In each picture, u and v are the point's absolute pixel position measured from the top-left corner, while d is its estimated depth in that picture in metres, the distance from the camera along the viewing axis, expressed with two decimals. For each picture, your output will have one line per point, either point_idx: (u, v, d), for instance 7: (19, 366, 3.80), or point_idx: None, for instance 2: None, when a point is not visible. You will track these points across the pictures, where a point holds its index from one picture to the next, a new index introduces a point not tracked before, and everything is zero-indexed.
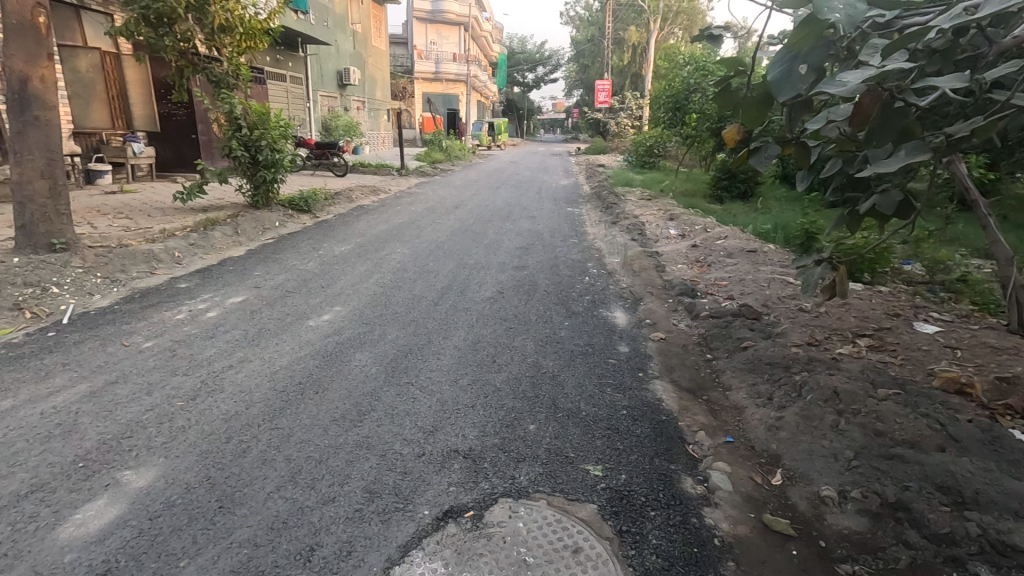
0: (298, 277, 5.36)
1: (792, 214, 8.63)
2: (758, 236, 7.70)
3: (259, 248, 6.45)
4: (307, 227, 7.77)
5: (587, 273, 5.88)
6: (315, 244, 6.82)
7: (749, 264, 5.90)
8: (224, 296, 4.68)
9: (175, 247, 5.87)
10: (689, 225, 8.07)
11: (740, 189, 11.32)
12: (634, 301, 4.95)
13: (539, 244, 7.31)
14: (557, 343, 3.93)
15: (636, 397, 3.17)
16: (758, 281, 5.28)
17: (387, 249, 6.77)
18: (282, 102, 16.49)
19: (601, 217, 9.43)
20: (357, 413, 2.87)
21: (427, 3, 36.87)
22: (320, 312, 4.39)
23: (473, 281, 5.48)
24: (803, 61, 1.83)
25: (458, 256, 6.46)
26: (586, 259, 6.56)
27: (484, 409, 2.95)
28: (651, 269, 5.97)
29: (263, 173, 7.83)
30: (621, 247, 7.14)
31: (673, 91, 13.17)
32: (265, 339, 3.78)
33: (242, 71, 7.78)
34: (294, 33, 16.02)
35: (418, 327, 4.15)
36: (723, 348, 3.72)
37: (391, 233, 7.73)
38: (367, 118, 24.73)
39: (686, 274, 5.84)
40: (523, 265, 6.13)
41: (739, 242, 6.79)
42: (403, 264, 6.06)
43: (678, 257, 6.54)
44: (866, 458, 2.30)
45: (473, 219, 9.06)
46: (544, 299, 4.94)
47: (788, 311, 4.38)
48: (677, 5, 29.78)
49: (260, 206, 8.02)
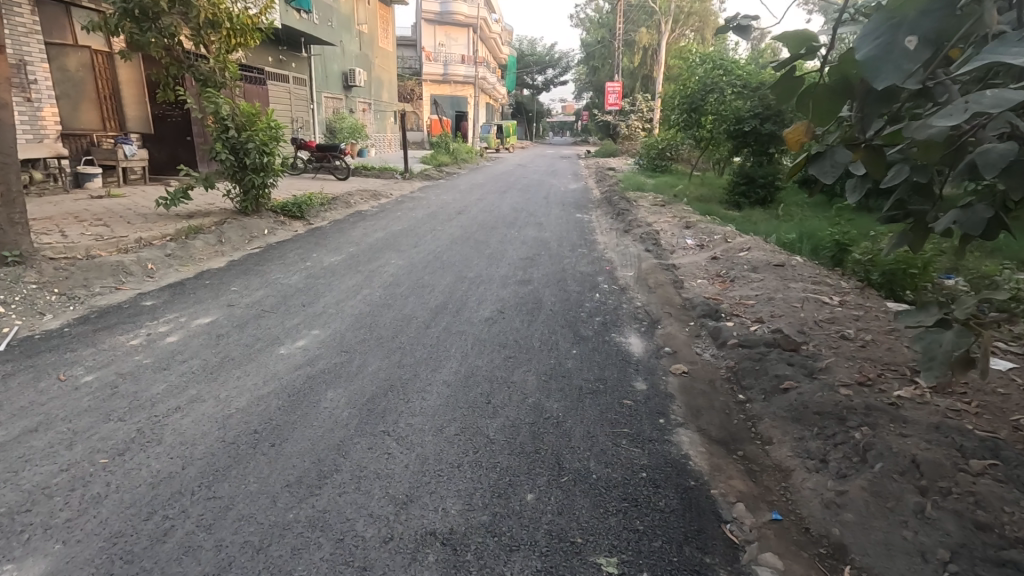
0: (279, 293, 4.88)
1: (818, 223, 8.06)
2: (783, 247, 7.13)
3: (243, 259, 5.98)
4: (298, 235, 7.30)
5: (597, 289, 5.35)
6: (305, 254, 6.35)
7: (777, 280, 5.33)
8: (191, 315, 4.19)
9: (150, 258, 5.42)
10: (707, 234, 7.51)
11: (759, 195, 10.73)
12: (650, 324, 4.41)
13: (546, 255, 6.78)
14: (563, 378, 3.39)
15: (657, 453, 2.63)
16: (790, 301, 4.72)
17: (383, 259, 6.28)
18: (284, 104, 16.10)
19: (612, 225, 8.88)
20: (317, 475, 2.36)
21: (435, 5, 36.54)
22: (295, 336, 3.88)
23: (472, 298, 4.97)
24: (909, 32, 1.28)
25: (457, 269, 5.96)
26: (596, 272, 6.01)
27: (473, 471, 2.43)
28: (668, 285, 5.43)
29: (252, 178, 7.37)
30: (634, 258, 6.60)
31: (687, 92, 12.59)
32: (226, 372, 3.28)
33: (230, 69, 7.31)
34: (296, 32, 15.60)
35: (404, 355, 3.64)
36: (757, 388, 3.16)
37: (387, 241, 7.25)
38: (373, 120, 24.36)
39: (708, 290, 5.29)
40: (527, 280, 5.61)
41: (764, 254, 6.22)
42: (396, 277, 5.56)
43: (697, 271, 5.98)
44: (968, 563, 1.75)
45: (477, 226, 8.57)
46: (549, 320, 4.41)
47: (829, 340, 3.81)
48: (689, 6, 29.15)
49: (250, 213, 7.57)
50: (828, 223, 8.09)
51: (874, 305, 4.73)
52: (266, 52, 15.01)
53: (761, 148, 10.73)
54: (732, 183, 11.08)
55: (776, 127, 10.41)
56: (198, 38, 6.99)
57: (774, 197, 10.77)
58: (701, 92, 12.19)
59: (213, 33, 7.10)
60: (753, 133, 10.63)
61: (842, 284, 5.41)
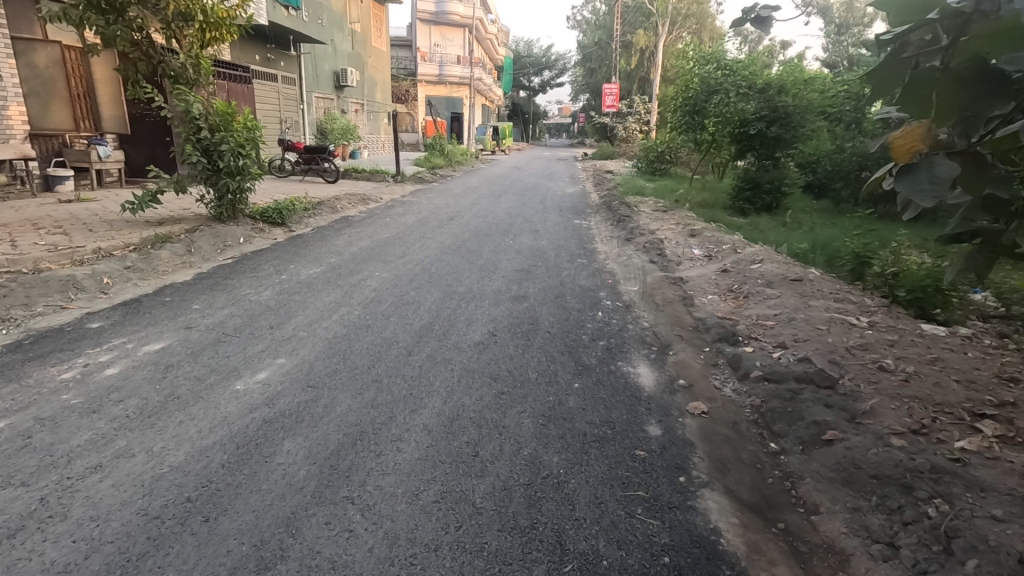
0: (246, 313, 4.38)
1: (831, 233, 7.62)
2: (796, 258, 6.69)
3: (212, 271, 5.48)
4: (277, 244, 6.80)
5: (600, 307, 4.87)
6: (281, 266, 5.84)
7: (795, 297, 4.87)
8: (141, 341, 3.68)
9: (106, 271, 4.91)
10: (714, 243, 7.04)
11: (765, 201, 10.29)
12: (660, 350, 3.94)
13: (543, 266, 6.30)
14: (563, 421, 2.90)
15: (680, 528, 2.14)
16: (814, 322, 4.25)
17: (366, 271, 5.79)
18: (272, 104, 15.59)
19: (613, 233, 8.41)
20: (256, 567, 1.87)
21: (430, 5, 36.09)
22: (254, 368, 3.38)
23: (461, 317, 4.49)
24: None
25: (446, 282, 5.48)
26: (598, 286, 5.53)
27: (454, 557, 1.95)
28: (678, 303, 4.97)
29: (227, 182, 6.86)
30: (638, 270, 6.14)
31: (689, 94, 12.16)
32: (166, 415, 2.77)
33: (204, 65, 6.80)
34: (285, 30, 15.11)
35: (380, 392, 3.15)
36: (794, 436, 2.68)
37: (373, 250, 6.77)
38: (366, 121, 23.85)
39: (721, 309, 4.82)
40: (522, 296, 5.12)
41: (779, 267, 5.77)
42: (379, 292, 5.08)
43: (707, 286, 5.51)
44: None
45: (470, 234, 8.09)
46: (546, 346, 3.93)
47: (866, 372, 3.34)
48: (687, 9, 28.76)
49: (225, 220, 7.05)
50: (841, 233, 7.66)
51: (907, 327, 4.27)
52: (252, 50, 14.54)
53: (767, 152, 10.30)
54: (736, 189, 10.66)
55: (783, 130, 9.99)
56: (169, 31, 6.50)
57: (780, 203, 10.33)
58: (704, 94, 11.75)
59: (187, 26, 6.61)
60: (758, 136, 10.21)
61: (866, 301, 4.95)
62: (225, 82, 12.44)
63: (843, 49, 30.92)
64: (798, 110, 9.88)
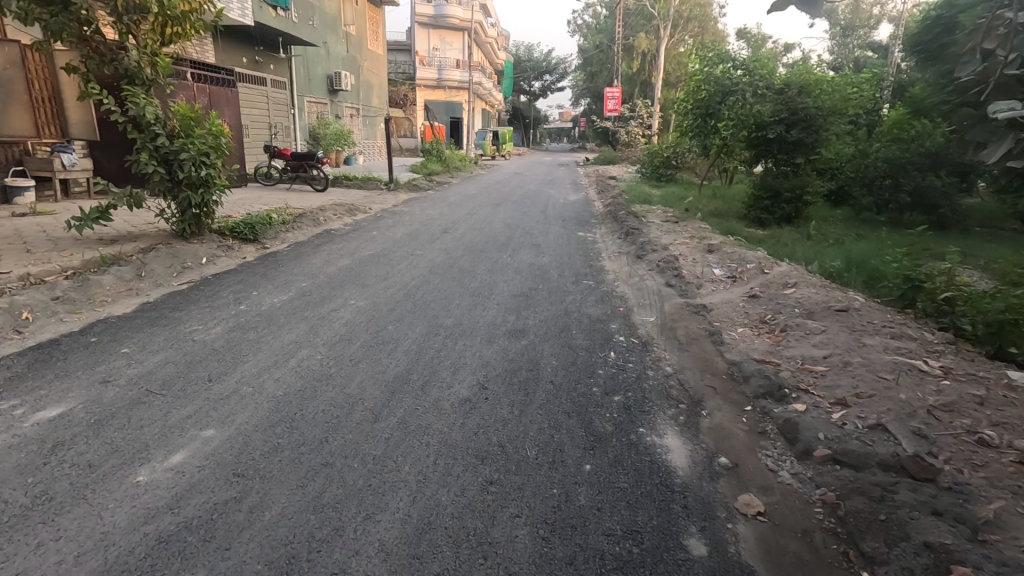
0: (184, 358, 3.60)
1: (865, 249, 6.87)
2: (830, 279, 5.92)
3: (161, 300, 4.72)
4: (245, 264, 6.05)
5: (611, 345, 4.10)
6: (243, 292, 5.08)
7: (843, 333, 4.11)
8: (36, 404, 2.91)
9: (27, 304, 4.14)
10: (736, 261, 6.28)
11: (785, 211, 9.52)
12: (691, 409, 3.17)
13: (544, 290, 5.54)
14: (572, 533, 2.14)
15: None
16: (876, 369, 3.48)
17: (341, 299, 5.02)
18: (260, 108, 14.89)
19: (621, 247, 7.65)
20: None
21: (429, 9, 35.51)
22: (169, 445, 2.60)
23: (447, 362, 3.72)
24: None
25: (432, 312, 4.72)
26: (607, 317, 4.77)
27: None
28: (704, 339, 4.21)
29: (189, 195, 6.09)
30: (652, 294, 5.39)
31: (700, 96, 11.36)
32: (22, 535, 1.99)
33: (162, 61, 6.02)
34: (273, 31, 14.41)
35: (328, 485, 2.37)
36: (898, 568, 1.91)
37: (354, 270, 6.02)
38: (361, 126, 23.18)
39: (756, 348, 4.04)
40: (520, 330, 4.35)
41: (816, 291, 4.99)
42: (352, 327, 4.31)
43: (735, 316, 4.74)
44: None
45: (463, 249, 7.35)
46: (548, 405, 3.16)
47: (965, 450, 2.56)
48: (689, 11, 28.14)
49: (188, 237, 6.29)
50: (876, 249, 6.89)
51: (989, 373, 3.50)
52: (238, 52, 13.92)
53: (787, 157, 9.48)
54: (754, 197, 9.93)
55: (804, 133, 9.14)
56: (122, 24, 5.77)
57: (801, 213, 9.57)
58: (716, 96, 11.02)
59: (143, 20, 5.90)
60: (777, 140, 9.40)
61: (927, 336, 4.18)
62: (208, 86, 11.52)
63: (848, 52, 30.55)
64: (821, 113, 9.02)
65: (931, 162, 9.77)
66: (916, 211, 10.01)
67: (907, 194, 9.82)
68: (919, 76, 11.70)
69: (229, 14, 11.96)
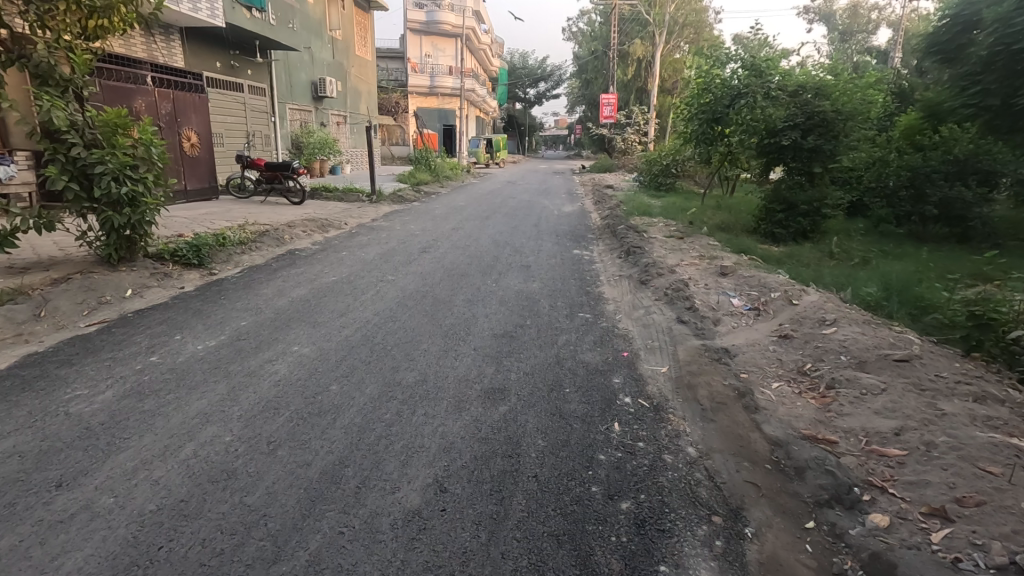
0: (41, 444, 2.66)
1: (902, 272, 6.01)
2: (868, 310, 5.04)
3: (54, 350, 3.78)
4: (181, 296, 5.13)
5: (614, 413, 3.20)
6: (164, 336, 4.15)
7: (909, 394, 3.22)
8: None
9: None
10: (756, 288, 5.41)
11: (801, 225, 8.65)
12: (730, 526, 2.28)
13: (533, 328, 4.63)
14: None
15: None
16: (972, 455, 2.59)
17: (282, 345, 4.08)
18: (235, 115, 14.01)
19: (621, 270, 6.75)
20: None
21: (421, 15, 34.77)
22: None
23: (398, 446, 2.79)
24: None
25: (393, 363, 3.82)
26: (609, 367, 3.87)
27: None
28: (733, 401, 3.32)
29: (111, 215, 5.14)
30: (660, 332, 4.52)
31: (703, 100, 10.53)
32: None
33: (79, 58, 5.03)
34: (248, 33, 13.54)
35: None
36: None
37: (310, 303, 5.11)
38: (348, 134, 22.33)
39: (801, 417, 3.15)
40: (499, 391, 3.44)
41: (862, 330, 4.10)
42: (286, 388, 3.37)
43: (766, 366, 3.84)
44: None
45: (442, 272, 6.46)
46: (530, 523, 2.25)
47: None
48: (684, 18, 27.39)
49: (115, 263, 5.36)
50: (913, 272, 6.04)
51: None
52: (210, 57, 13.07)
53: (802, 166, 8.61)
54: (766, 210, 9.09)
55: (822, 139, 8.27)
56: (32, 15, 4.83)
57: (819, 227, 8.70)
58: (723, 100, 10.17)
59: (56, 10, 4.93)
60: (791, 147, 8.54)
61: (1015, 395, 3.29)
62: (170, 91, 10.62)
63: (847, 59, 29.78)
64: (840, 117, 8.16)
65: (958, 171, 8.92)
66: (940, 223, 9.10)
67: (932, 205, 8.98)
68: (933, 79, 10.90)
69: (198, 15, 11.08)
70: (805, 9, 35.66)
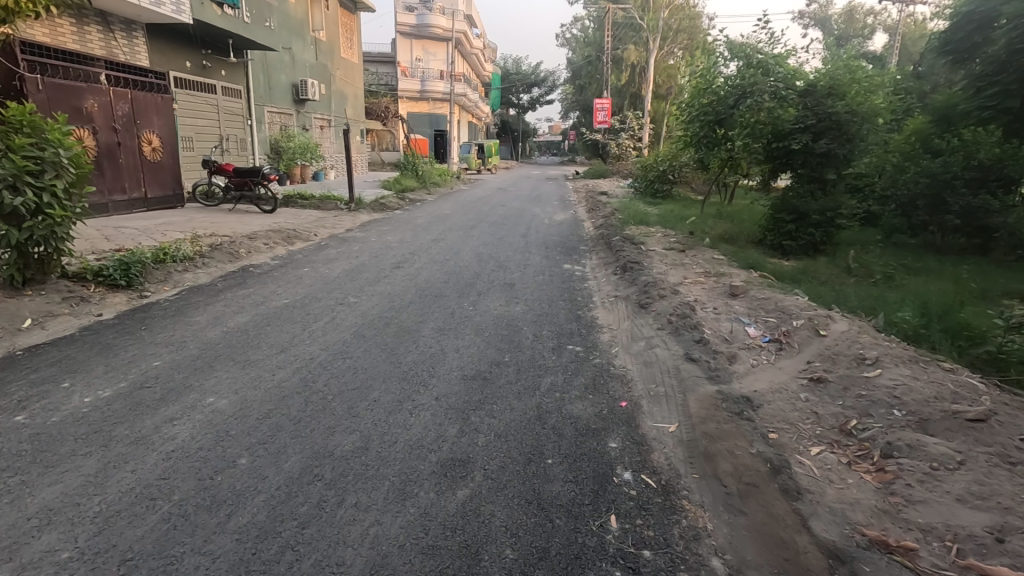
0: None
1: (938, 293, 5.25)
2: (907, 341, 4.26)
3: None
4: (94, 326, 4.30)
5: (610, 500, 2.39)
6: (47, 384, 3.31)
7: (998, 472, 2.42)
8: None
9: None
10: (777, 314, 4.62)
11: (812, 236, 7.90)
12: None
13: (512, 366, 3.83)
14: None
15: None
16: None
17: (194, 395, 3.26)
18: (206, 118, 13.19)
19: (617, 289, 5.97)
20: None
21: (411, 18, 34.03)
22: None
23: (306, 567, 1.97)
24: None
25: (331, 423, 2.99)
26: (604, 423, 3.07)
27: None
28: (769, 481, 2.52)
29: (8, 229, 4.29)
30: (666, 374, 3.72)
31: (704, 101, 9.81)
32: None
33: None
34: (219, 31, 12.71)
35: None
36: None
37: (248, 334, 4.28)
38: (332, 138, 21.53)
39: (858, 505, 2.35)
40: (461, 464, 2.63)
41: (914, 373, 3.32)
42: (178, 466, 2.54)
43: (800, 423, 3.05)
44: None
45: (413, 293, 5.64)
46: None
47: None
48: (678, 23, 26.66)
49: (19, 286, 4.52)
50: (951, 293, 5.30)
51: None
52: (178, 56, 12.26)
53: (813, 172, 7.89)
54: (773, 220, 8.36)
55: (834, 143, 7.53)
56: None
57: (831, 238, 7.98)
58: (726, 100, 9.44)
59: None
60: (801, 152, 7.82)
61: None
62: (129, 91, 9.78)
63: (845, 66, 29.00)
64: (855, 119, 7.43)
65: (980, 177, 8.22)
66: (959, 235, 8.60)
67: (953, 214, 8.28)
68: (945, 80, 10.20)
69: (161, 10, 10.24)
70: (800, 14, 35.04)
